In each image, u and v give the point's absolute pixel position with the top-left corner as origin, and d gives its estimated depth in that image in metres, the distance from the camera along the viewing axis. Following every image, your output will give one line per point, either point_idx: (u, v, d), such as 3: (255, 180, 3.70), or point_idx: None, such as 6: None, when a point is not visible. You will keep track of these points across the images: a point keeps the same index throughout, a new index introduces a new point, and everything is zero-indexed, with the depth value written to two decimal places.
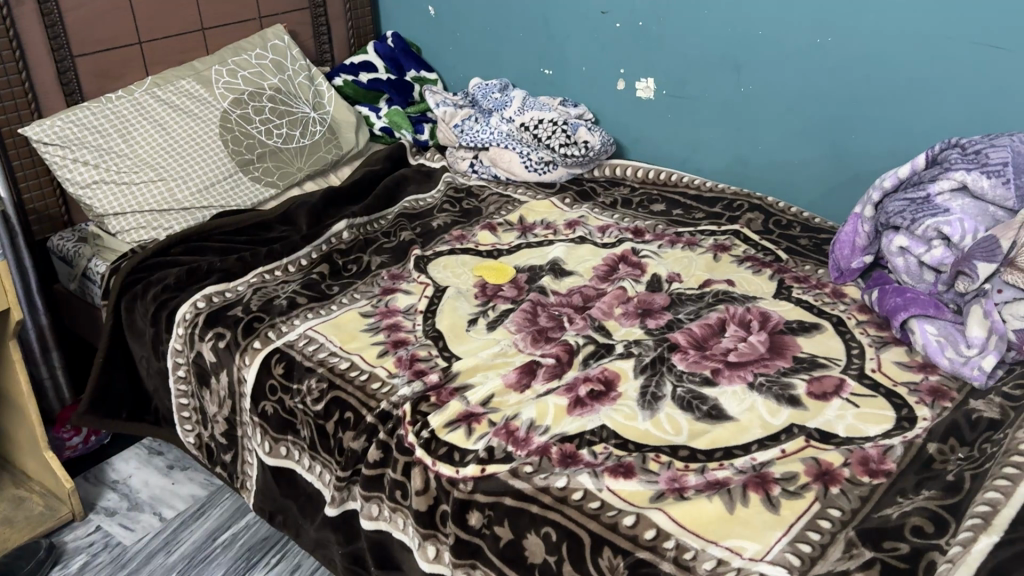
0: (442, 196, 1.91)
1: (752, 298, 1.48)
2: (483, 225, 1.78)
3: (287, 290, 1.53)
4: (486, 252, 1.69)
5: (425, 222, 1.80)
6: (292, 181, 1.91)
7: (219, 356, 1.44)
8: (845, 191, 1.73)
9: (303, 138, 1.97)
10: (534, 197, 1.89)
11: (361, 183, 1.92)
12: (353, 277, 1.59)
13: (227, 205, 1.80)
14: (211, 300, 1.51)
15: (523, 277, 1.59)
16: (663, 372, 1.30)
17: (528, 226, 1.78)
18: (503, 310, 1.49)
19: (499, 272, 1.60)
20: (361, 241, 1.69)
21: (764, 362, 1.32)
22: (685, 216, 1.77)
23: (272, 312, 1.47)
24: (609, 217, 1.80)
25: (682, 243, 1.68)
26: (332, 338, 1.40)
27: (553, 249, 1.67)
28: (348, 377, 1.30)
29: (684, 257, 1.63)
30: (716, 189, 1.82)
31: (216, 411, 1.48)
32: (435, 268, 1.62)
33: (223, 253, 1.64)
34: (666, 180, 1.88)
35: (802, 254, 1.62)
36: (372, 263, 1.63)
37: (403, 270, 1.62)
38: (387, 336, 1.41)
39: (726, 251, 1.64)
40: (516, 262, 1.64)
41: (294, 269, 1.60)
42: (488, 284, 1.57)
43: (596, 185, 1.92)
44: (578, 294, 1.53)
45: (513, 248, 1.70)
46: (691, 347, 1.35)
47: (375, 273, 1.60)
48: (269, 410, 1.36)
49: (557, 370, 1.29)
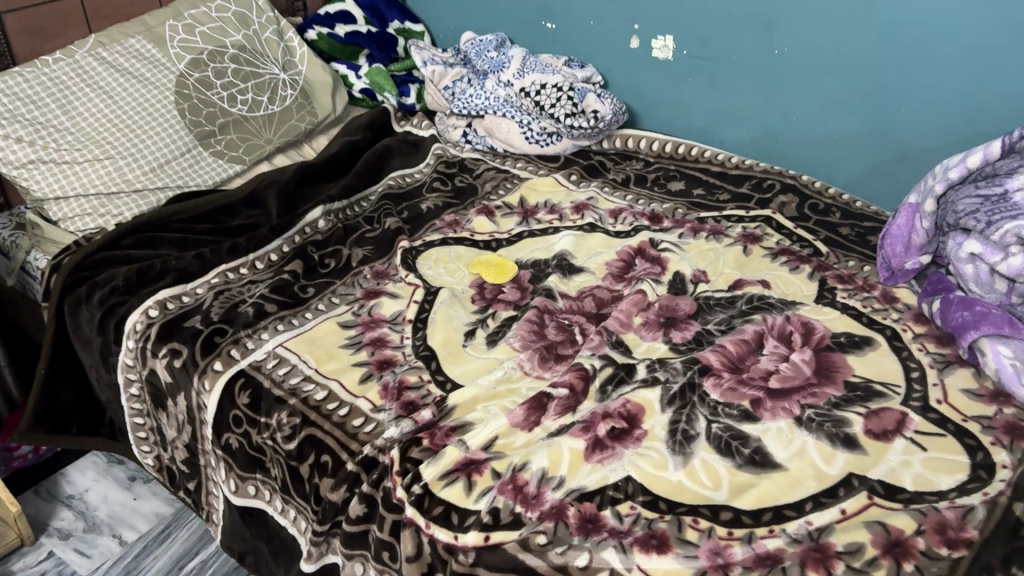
0: (432, 173, 1.69)
1: (792, 304, 1.29)
2: (479, 209, 1.56)
3: (254, 295, 1.33)
4: (482, 242, 1.48)
5: (413, 205, 1.58)
6: (259, 155, 1.68)
7: (175, 376, 1.24)
8: (892, 171, 1.52)
9: (272, 104, 1.73)
10: (535, 174, 1.67)
11: (338, 157, 1.70)
12: (330, 277, 1.38)
13: (185, 185, 1.57)
14: (164, 307, 1.30)
15: (526, 275, 1.39)
16: (694, 404, 1.11)
17: (530, 209, 1.57)
18: (505, 318, 1.29)
19: (499, 270, 1.39)
20: (339, 231, 1.48)
21: (811, 390, 1.13)
22: (708, 198, 1.56)
23: (235, 323, 1.26)
24: (622, 198, 1.59)
25: (707, 231, 1.47)
26: (306, 359, 1.20)
27: (560, 240, 1.46)
28: (325, 411, 1.11)
29: (710, 250, 1.43)
30: (743, 167, 1.61)
31: (175, 436, 1.29)
32: (424, 266, 1.41)
33: (180, 247, 1.43)
34: (686, 154, 1.67)
35: (844, 248, 1.42)
36: (353, 257, 1.43)
37: (388, 267, 1.41)
38: (371, 354, 1.21)
39: (757, 243, 1.44)
40: (518, 255, 1.44)
41: (262, 266, 1.40)
42: (487, 284, 1.36)
43: (605, 159, 1.70)
44: (590, 299, 1.33)
45: (514, 237, 1.49)
46: (725, 370, 1.16)
47: (356, 271, 1.40)
48: (234, 443, 1.17)
49: (570, 402, 1.10)
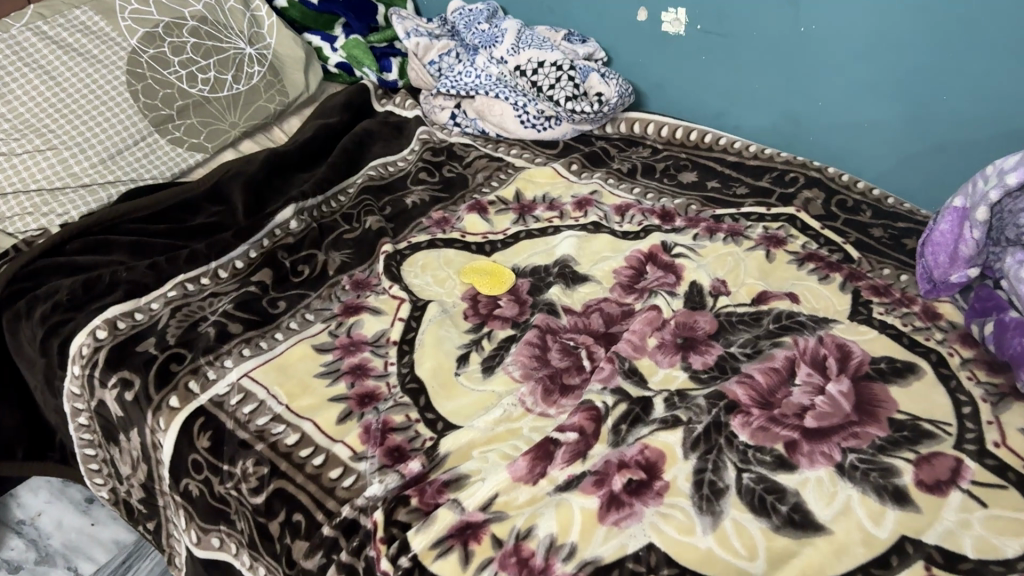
0: (417, 161, 1.52)
1: (825, 322, 1.15)
2: (470, 205, 1.41)
3: (217, 312, 1.17)
4: (475, 244, 1.32)
5: (396, 200, 1.42)
6: (223, 141, 1.50)
7: (127, 410, 1.09)
8: (928, 165, 1.36)
9: (237, 84, 1.55)
10: (532, 162, 1.52)
11: (312, 143, 1.52)
12: (304, 288, 1.22)
13: (139, 178, 1.39)
14: (114, 327, 1.15)
15: (524, 286, 1.24)
16: (721, 448, 0.97)
17: (527, 205, 1.41)
18: (502, 339, 1.14)
19: (494, 279, 1.24)
20: (313, 233, 1.32)
21: (851, 430, 1.00)
22: (724, 191, 1.41)
23: (194, 347, 1.11)
24: (628, 191, 1.43)
25: (726, 232, 1.32)
26: (276, 392, 1.05)
27: (562, 244, 1.31)
28: (298, 459, 0.96)
29: (729, 256, 1.28)
30: (763, 157, 1.46)
31: (130, 473, 1.14)
32: (410, 274, 1.25)
33: (134, 253, 1.27)
34: (699, 141, 1.51)
35: (877, 253, 1.28)
36: (329, 264, 1.27)
37: (369, 275, 1.25)
38: (350, 385, 1.06)
39: (782, 246, 1.29)
40: (515, 261, 1.29)
41: (227, 275, 1.24)
42: (481, 297, 1.21)
43: (609, 146, 1.54)
44: (597, 315, 1.18)
45: (510, 238, 1.34)
46: (755, 406, 1.02)
47: (333, 281, 1.24)
48: (194, 490, 1.03)
49: (580, 447, 0.96)
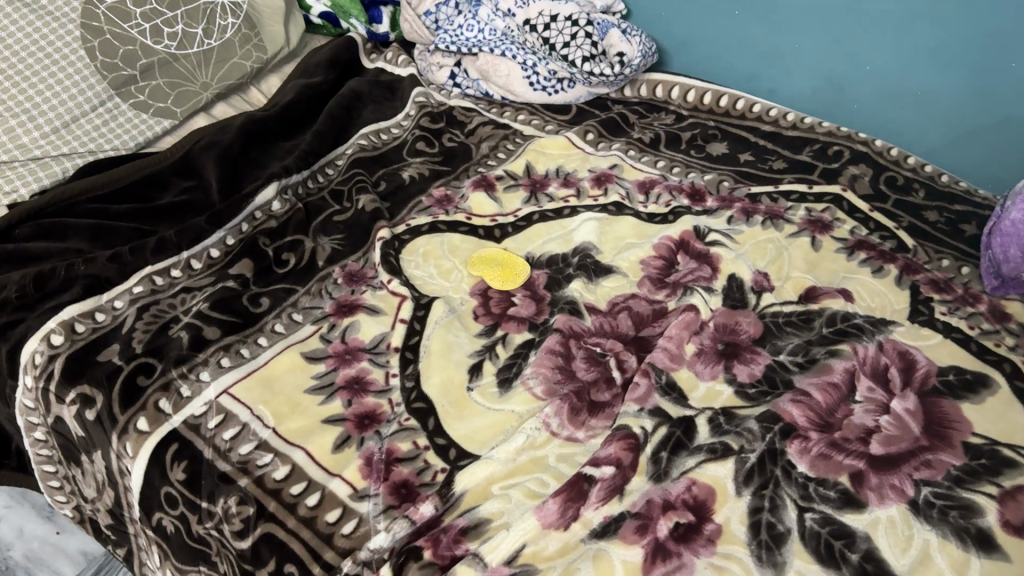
0: (414, 128, 1.36)
1: (883, 325, 1.02)
2: (475, 181, 1.25)
3: (190, 313, 1.02)
4: (482, 228, 1.18)
5: (391, 174, 1.27)
6: (194, 105, 1.33)
7: (89, 430, 0.95)
8: (989, 141, 1.21)
9: (208, 39, 1.36)
10: (542, 130, 1.37)
11: (294, 107, 1.35)
12: (289, 282, 1.07)
13: (98, 149, 1.23)
14: (71, 331, 0.99)
15: (541, 280, 1.10)
16: (778, 482, 0.85)
17: (539, 180, 1.26)
18: (519, 344, 1.00)
19: (506, 272, 1.10)
20: (298, 215, 1.16)
21: (922, 457, 0.88)
22: (760, 165, 1.28)
23: (165, 356, 0.96)
24: (652, 165, 1.29)
25: (765, 215, 1.19)
26: (261, 413, 0.91)
27: (581, 229, 1.17)
28: (289, 498, 0.83)
29: (769, 245, 1.14)
30: (802, 127, 1.32)
31: (96, 497, 1.00)
32: (410, 266, 1.11)
33: (93, 240, 1.11)
34: (729, 108, 1.37)
35: (932, 240, 1.15)
36: (318, 252, 1.12)
37: (364, 266, 1.11)
38: (347, 404, 0.92)
39: (828, 232, 1.16)
40: (530, 248, 1.15)
41: (201, 266, 1.09)
42: (493, 293, 1.07)
43: (627, 113, 1.40)
44: (626, 317, 1.04)
45: (522, 221, 1.19)
46: (813, 430, 0.89)
47: (324, 272, 1.09)
48: (169, 526, 0.89)
49: (617, 483, 0.83)
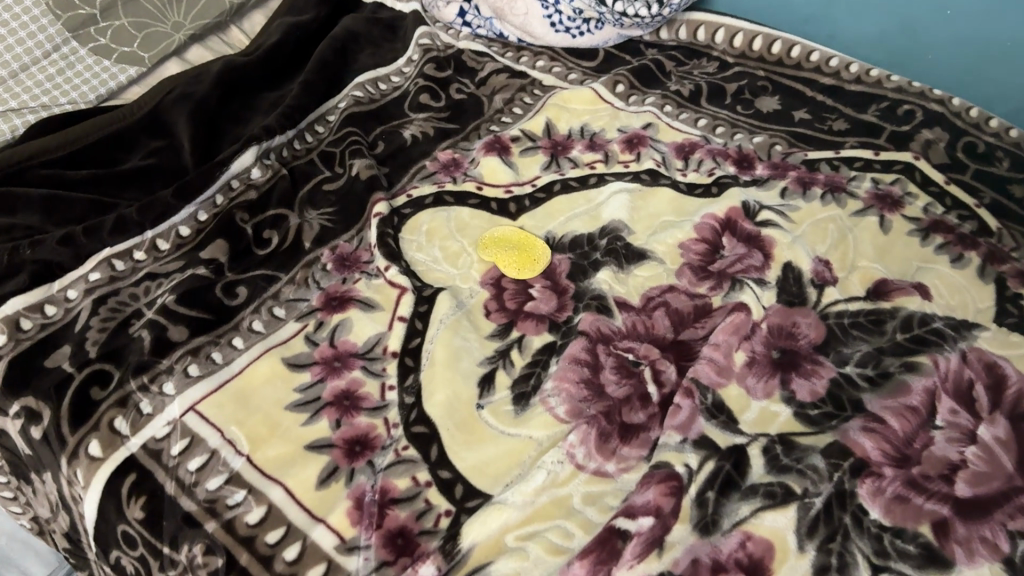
0: (417, 76, 1.18)
1: (966, 330, 0.87)
2: (487, 143, 1.09)
3: (155, 307, 0.87)
4: (495, 202, 1.02)
5: (390, 132, 1.10)
6: (165, 49, 1.16)
7: (36, 449, 0.81)
8: None
9: None
10: (564, 80, 1.20)
11: (280, 50, 1.17)
12: (269, 269, 0.92)
13: (51, 103, 1.06)
14: (16, 329, 0.85)
15: (564, 267, 0.94)
16: (847, 534, 0.71)
17: (561, 142, 1.10)
18: (538, 350, 0.86)
19: (523, 257, 0.95)
20: (281, 185, 1.00)
21: (1019, 501, 0.73)
22: (816, 125, 1.11)
23: (124, 362, 0.82)
24: (691, 123, 1.12)
25: (825, 186, 1.03)
26: (234, 437, 0.77)
27: (610, 204, 1.01)
28: (264, 549, 0.70)
29: (830, 225, 0.98)
30: (868, 80, 1.13)
31: (51, 517, 0.87)
32: (411, 250, 0.96)
33: (45, 216, 0.95)
34: (783, 55, 1.18)
35: (1019, 221, 0.99)
36: (305, 231, 0.96)
37: (358, 248, 0.95)
38: (335, 425, 0.78)
39: (898, 210, 1.00)
40: (551, 227, 0.99)
41: (169, 248, 0.93)
42: (508, 283, 0.93)
43: (663, 60, 1.22)
44: (663, 315, 0.89)
45: (540, 193, 1.03)
46: (888, 465, 0.75)
47: (311, 256, 0.94)
48: (128, 566, 0.76)
49: (656, 536, 0.69)
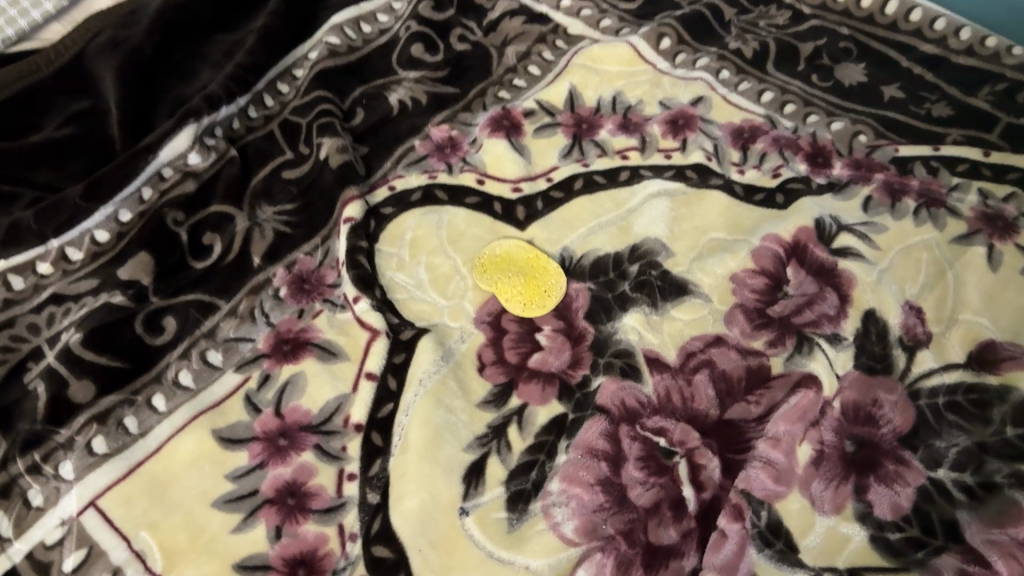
0: (409, 17, 0.95)
1: None
2: (493, 119, 0.88)
3: (57, 347, 0.68)
4: (499, 201, 0.81)
5: (373, 97, 0.89)
6: None
7: None
8: None
9: None
10: (595, 28, 0.96)
11: None
12: (205, 293, 0.73)
13: None
14: None
15: (582, 303, 0.74)
16: None
17: (587, 118, 0.89)
18: (544, 426, 0.67)
19: (531, 287, 0.75)
20: (228, 176, 0.79)
21: None
22: (912, 109, 0.89)
23: (11, 429, 0.64)
24: (753, 97, 0.90)
25: (919, 197, 0.82)
26: (145, 548, 0.60)
27: (645, 213, 0.80)
28: None
29: (923, 255, 0.77)
30: (982, 52, 0.91)
31: None
32: (389, 272, 0.76)
33: None
34: (875, 11, 0.96)
35: None
36: (255, 239, 0.76)
37: (323, 264, 0.76)
38: (275, 536, 0.61)
39: (1011, 237, 0.78)
40: (569, 241, 0.79)
41: (82, 258, 0.73)
42: (512, 324, 0.73)
43: (721, 5, 0.98)
44: (706, 381, 0.70)
45: (557, 191, 0.82)
46: None
47: (261, 277, 0.74)
48: None
49: None
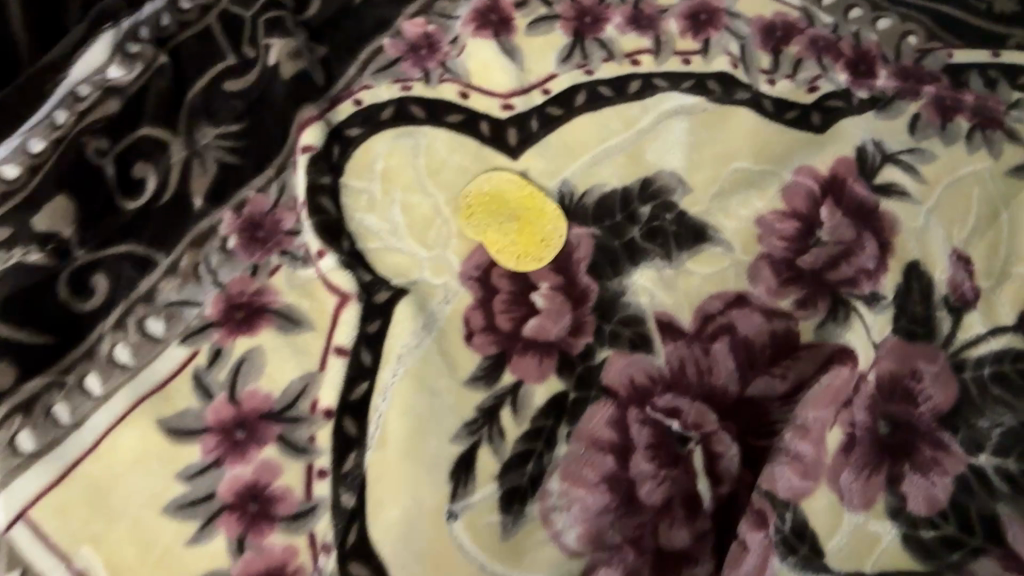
0: None
1: None
2: (479, 11, 0.73)
3: None
4: (486, 121, 0.69)
5: None
6: None
7: None
8: None
9: None
10: None
11: None
12: (140, 244, 0.61)
13: None
14: None
15: (585, 253, 0.65)
16: None
17: (592, 8, 0.74)
18: (542, 408, 0.59)
19: (525, 234, 0.64)
20: (158, 89, 0.65)
21: None
22: (972, 2, 0.77)
23: None
24: None
25: (972, 116, 0.71)
26: (89, 567, 0.52)
27: (659, 136, 0.69)
28: None
29: (974, 191, 0.67)
30: None
31: None
32: (358, 214, 0.65)
33: None
34: None
35: None
36: (197, 172, 0.64)
37: (279, 204, 0.65)
38: (240, 548, 0.53)
39: None
40: (571, 172, 0.67)
41: None
42: (503, 281, 0.63)
43: None
44: (726, 350, 0.61)
45: (555, 107, 0.70)
46: None
47: (206, 224, 0.63)
48: None
49: None
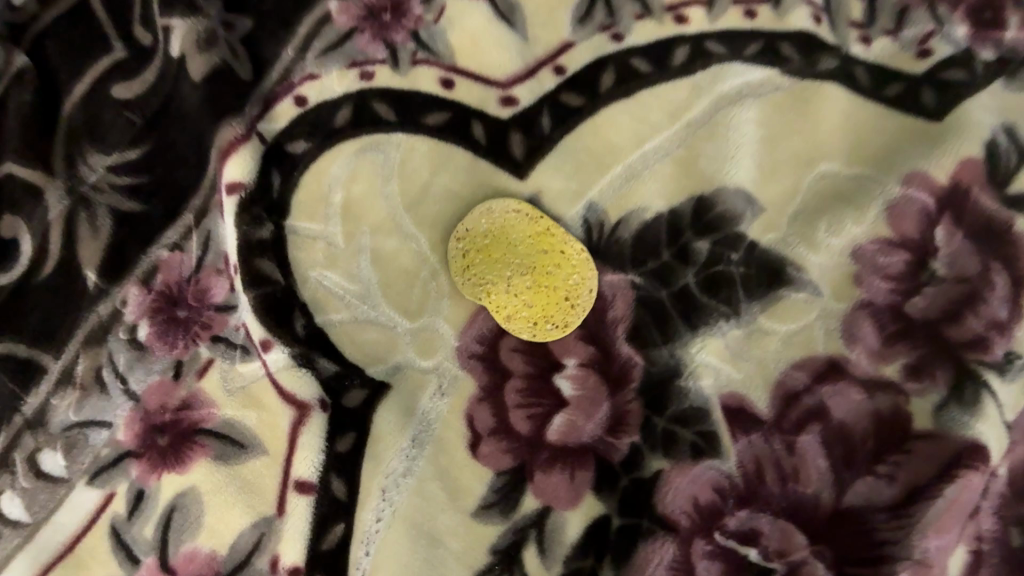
0: None
1: None
2: None
3: None
4: (480, 121, 0.50)
5: None
6: None
7: None
8: None
9: None
10: None
11: None
12: (21, 342, 0.42)
13: None
14: None
15: (621, 311, 0.50)
16: None
17: None
18: (576, 541, 0.46)
19: (540, 293, 0.49)
20: (19, 108, 0.42)
21: None
22: None
23: None
24: None
25: None
26: None
27: (721, 132, 0.50)
28: None
29: None
30: None
31: None
32: (316, 271, 0.49)
33: None
34: None
35: None
36: (93, 227, 0.43)
37: (202, 264, 0.47)
38: None
39: None
40: (598, 195, 0.51)
41: None
42: (515, 361, 0.50)
43: None
44: (817, 444, 0.46)
45: (574, 93, 0.50)
46: None
47: (105, 311, 0.44)
48: None
49: None
